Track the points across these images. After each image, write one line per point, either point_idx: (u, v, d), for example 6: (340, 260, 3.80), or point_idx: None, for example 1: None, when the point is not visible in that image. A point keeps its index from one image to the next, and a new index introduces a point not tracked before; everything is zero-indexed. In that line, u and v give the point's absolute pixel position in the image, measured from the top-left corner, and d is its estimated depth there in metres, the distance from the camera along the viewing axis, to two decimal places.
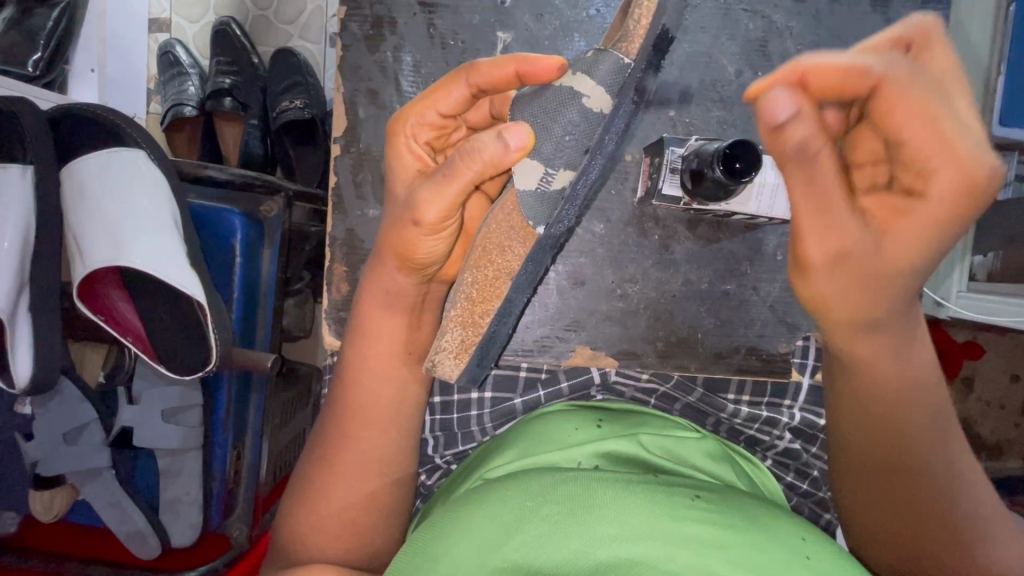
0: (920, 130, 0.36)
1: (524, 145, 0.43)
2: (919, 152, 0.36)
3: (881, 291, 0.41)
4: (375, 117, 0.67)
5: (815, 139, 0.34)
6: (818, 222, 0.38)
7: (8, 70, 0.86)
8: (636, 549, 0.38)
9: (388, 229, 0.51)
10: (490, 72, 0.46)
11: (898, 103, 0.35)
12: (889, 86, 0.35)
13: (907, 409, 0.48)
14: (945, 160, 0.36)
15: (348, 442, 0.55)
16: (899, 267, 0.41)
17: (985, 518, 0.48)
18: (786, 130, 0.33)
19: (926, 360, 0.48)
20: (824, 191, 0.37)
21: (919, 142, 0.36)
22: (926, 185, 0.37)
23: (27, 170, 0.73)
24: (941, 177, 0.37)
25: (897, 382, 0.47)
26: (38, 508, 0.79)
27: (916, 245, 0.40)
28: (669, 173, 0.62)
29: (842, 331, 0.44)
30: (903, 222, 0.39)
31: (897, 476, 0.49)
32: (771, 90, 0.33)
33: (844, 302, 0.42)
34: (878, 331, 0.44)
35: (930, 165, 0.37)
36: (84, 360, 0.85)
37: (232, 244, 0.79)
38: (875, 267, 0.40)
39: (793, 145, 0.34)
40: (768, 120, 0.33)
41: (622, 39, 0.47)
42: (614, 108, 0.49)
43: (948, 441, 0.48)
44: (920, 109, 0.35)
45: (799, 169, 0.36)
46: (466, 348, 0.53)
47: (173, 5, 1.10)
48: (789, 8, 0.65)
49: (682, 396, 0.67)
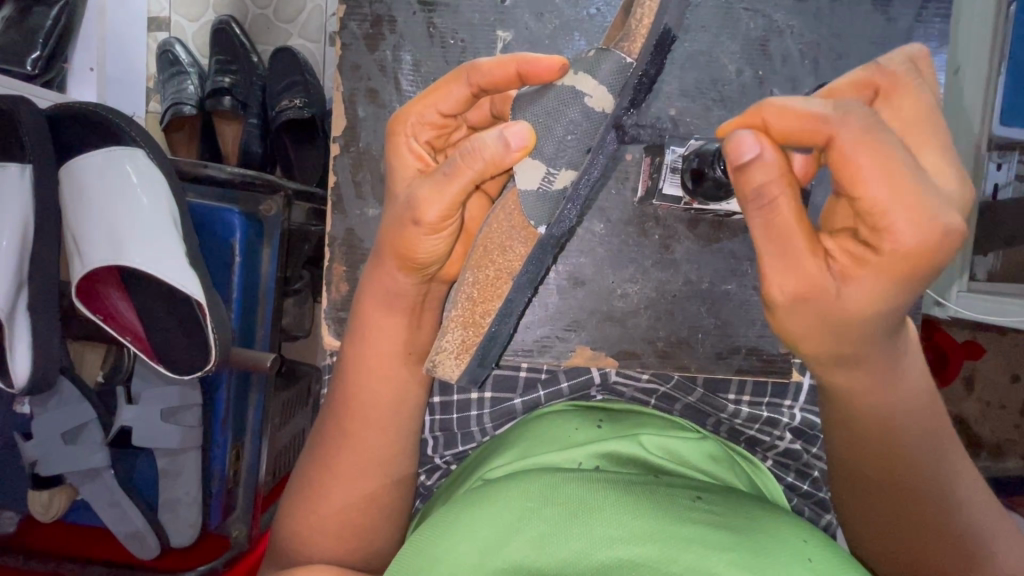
0: (878, 185, 0.33)
1: (525, 145, 0.43)
2: (874, 207, 0.33)
3: (846, 335, 0.39)
4: (374, 116, 0.67)
5: (776, 183, 0.36)
6: (778, 264, 0.37)
7: (8, 69, 0.85)
8: (637, 550, 0.38)
9: (388, 229, 0.50)
10: (491, 71, 0.46)
11: (854, 155, 0.33)
12: (843, 139, 0.33)
13: (898, 433, 0.47)
14: (902, 213, 0.33)
15: (348, 444, 0.55)
16: (862, 317, 0.38)
17: (983, 530, 0.48)
18: (749, 169, 0.36)
19: (912, 390, 0.46)
20: (782, 235, 0.36)
21: (877, 197, 0.33)
22: (880, 242, 0.34)
23: (26, 169, 0.73)
24: (899, 233, 0.33)
25: (884, 414, 0.46)
26: (38, 508, 0.80)
27: (876, 297, 0.36)
28: (669, 173, 0.62)
29: (817, 365, 0.43)
30: (861, 271, 0.36)
31: (892, 491, 0.48)
32: (737, 133, 0.36)
33: (811, 343, 0.40)
34: (853, 368, 0.42)
35: (887, 221, 0.33)
36: (83, 360, 0.85)
37: (232, 243, 0.79)
38: (834, 313, 0.37)
39: (755, 185, 0.36)
40: (732, 160, 0.36)
41: (624, 38, 0.47)
42: (615, 108, 0.49)
43: (948, 457, 0.48)
44: (874, 163, 0.32)
45: (757, 211, 0.37)
46: (467, 349, 0.53)
47: (172, 3, 1.10)
48: (790, 7, 0.65)
49: (682, 396, 0.68)
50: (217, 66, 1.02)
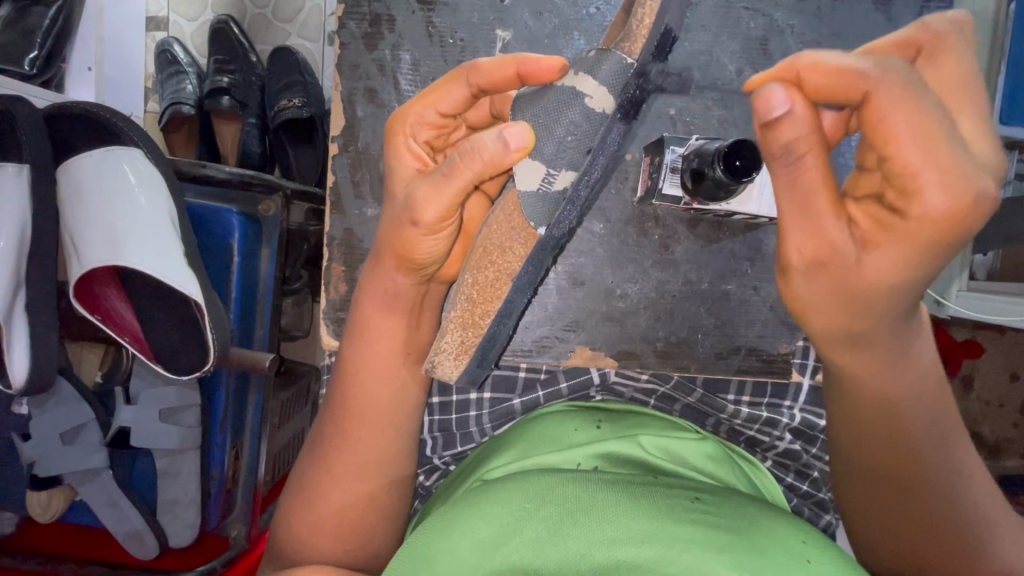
0: (914, 142, 0.32)
1: (524, 146, 0.43)
2: (907, 168, 0.32)
3: (861, 307, 0.39)
4: (373, 115, 0.67)
5: (806, 140, 0.34)
6: (800, 227, 0.37)
7: (7, 69, 0.85)
8: (635, 551, 0.38)
9: (387, 229, 0.50)
10: (490, 72, 0.46)
11: (891, 114, 0.32)
12: (882, 93, 0.32)
13: (906, 419, 0.47)
14: (933, 177, 0.32)
15: (348, 443, 0.55)
16: (879, 287, 0.38)
17: (990, 522, 0.47)
18: (778, 126, 0.34)
19: (922, 372, 0.46)
20: (807, 196, 0.36)
21: (910, 156, 0.32)
22: (908, 206, 0.34)
23: (23, 168, 0.72)
24: (927, 199, 0.33)
25: (898, 393, 0.46)
26: (37, 509, 0.80)
27: (899, 264, 0.36)
28: (669, 172, 0.62)
29: (826, 341, 0.43)
30: (884, 238, 0.36)
31: (898, 482, 0.48)
32: (767, 86, 0.34)
33: (824, 314, 0.40)
34: (866, 344, 0.42)
35: (917, 183, 0.33)
36: (81, 360, 0.84)
37: (230, 243, 0.79)
38: (852, 279, 0.38)
39: (784, 143, 0.34)
40: (761, 116, 0.34)
41: (625, 39, 0.46)
42: (616, 109, 0.48)
43: (954, 448, 0.48)
44: (912, 122, 0.32)
45: (784, 171, 0.35)
46: (466, 350, 0.53)
47: (171, 2, 1.09)
48: (790, 6, 0.65)
49: (682, 397, 0.68)
50: (216, 65, 1.02)
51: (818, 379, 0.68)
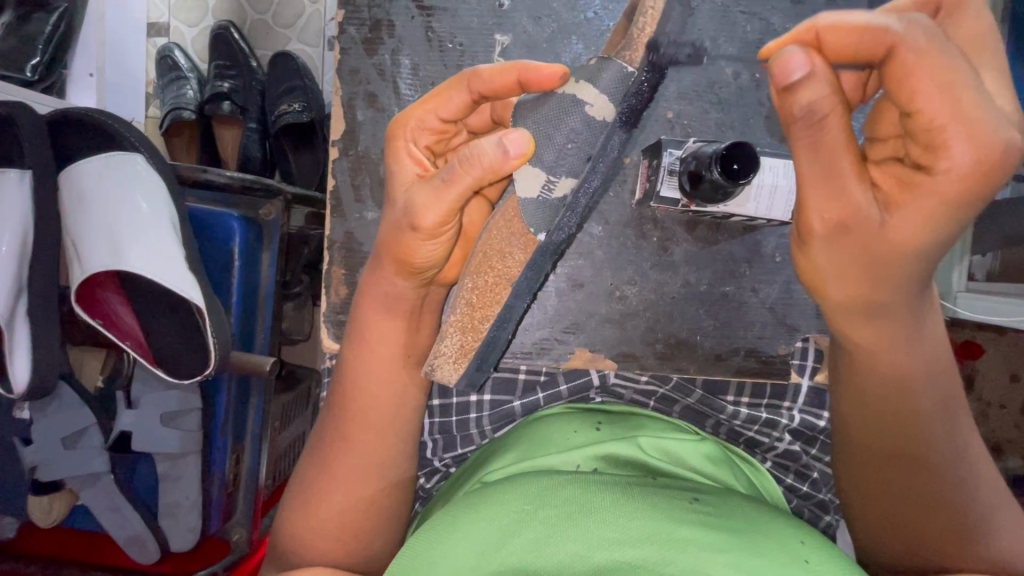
0: (935, 99, 0.33)
1: (523, 152, 0.44)
2: (932, 122, 0.33)
3: (884, 275, 0.40)
4: (373, 120, 0.67)
5: (827, 101, 0.34)
6: (821, 190, 0.38)
7: (8, 75, 0.85)
8: (633, 552, 0.38)
9: (387, 235, 0.50)
10: (491, 78, 0.46)
11: (913, 68, 0.33)
12: (906, 49, 0.33)
13: (914, 400, 0.46)
14: (960, 132, 0.33)
15: (347, 441, 0.55)
16: (905, 251, 0.38)
17: (989, 506, 0.48)
18: (795, 90, 0.34)
19: (934, 348, 0.46)
20: (831, 158, 0.36)
21: (933, 112, 0.33)
22: (934, 161, 0.35)
23: (26, 175, 0.73)
24: (952, 156, 0.34)
25: (911, 376, 0.46)
26: (37, 513, 0.80)
27: (922, 227, 0.37)
28: (667, 175, 0.62)
29: (843, 317, 0.43)
30: (907, 198, 0.37)
31: (904, 467, 0.48)
32: (784, 51, 0.34)
33: (844, 283, 0.41)
34: (882, 317, 0.42)
35: (942, 139, 0.34)
36: (82, 365, 0.85)
37: (231, 247, 0.79)
38: (874, 244, 0.38)
39: (804, 106, 0.34)
40: (779, 81, 0.34)
41: (626, 47, 0.46)
42: (616, 117, 0.48)
43: (961, 431, 0.48)
44: (934, 77, 0.32)
45: (806, 135, 0.36)
46: (465, 354, 0.53)
47: (171, 8, 1.10)
48: (786, 10, 0.66)
49: (681, 398, 0.67)
50: (217, 70, 1.03)
51: (818, 379, 0.68)
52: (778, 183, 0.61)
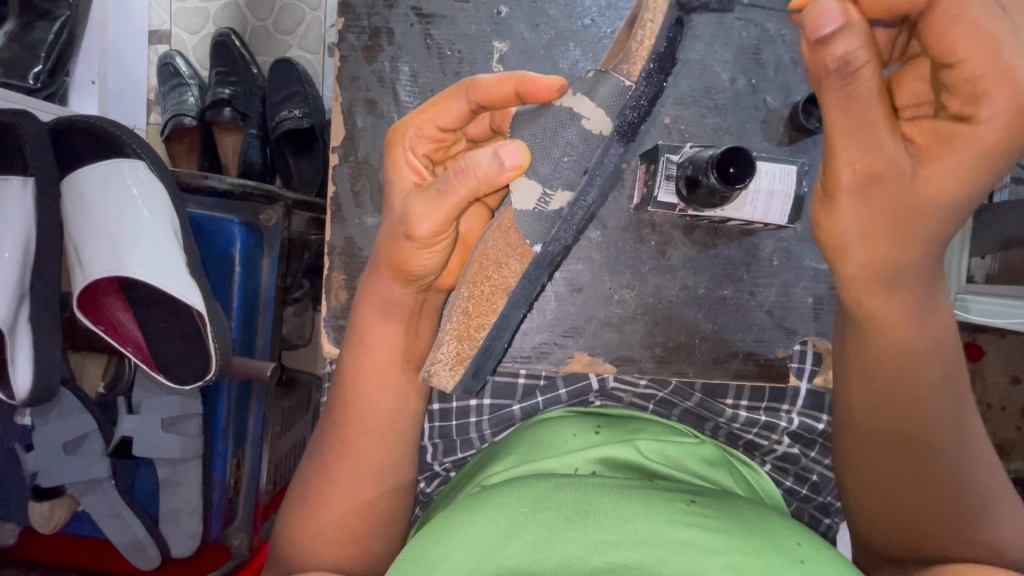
0: (976, 49, 0.35)
1: (518, 163, 0.44)
2: (974, 72, 0.36)
3: (908, 235, 0.42)
4: (373, 125, 0.68)
5: (861, 53, 0.35)
6: (853, 146, 0.39)
7: (9, 83, 0.85)
8: (630, 554, 0.38)
9: (384, 242, 0.51)
10: (490, 89, 0.48)
11: (955, 19, 0.35)
12: (946, 1, 0.35)
13: (920, 375, 0.47)
14: (1000, 82, 0.35)
15: (347, 445, 0.55)
16: (931, 209, 0.41)
17: (988, 496, 0.48)
18: (830, 42, 0.35)
19: (942, 323, 0.47)
20: (862, 110, 0.37)
21: (976, 62, 0.35)
22: (977, 111, 0.37)
23: (28, 182, 0.74)
24: (991, 105, 0.36)
25: (920, 353, 0.47)
26: (38, 519, 0.79)
27: (955, 180, 0.40)
28: (664, 180, 0.62)
29: (858, 285, 0.45)
30: (944, 151, 0.39)
31: (906, 449, 0.48)
32: (820, 1, 0.34)
33: (868, 246, 0.43)
34: (899, 286, 0.44)
35: (982, 89, 0.36)
36: (83, 371, 0.85)
37: (232, 253, 0.80)
38: (904, 199, 0.41)
39: (838, 57, 0.35)
40: (811, 34, 0.35)
41: (624, 60, 0.46)
42: (615, 132, 0.48)
43: (965, 414, 0.48)
44: (973, 28, 0.35)
45: (839, 85, 0.37)
46: (461, 361, 0.53)
47: (172, 17, 1.11)
48: (781, 16, 0.66)
49: (680, 402, 0.68)
50: (218, 77, 1.03)
51: (817, 383, 0.69)
52: (773, 188, 0.62)
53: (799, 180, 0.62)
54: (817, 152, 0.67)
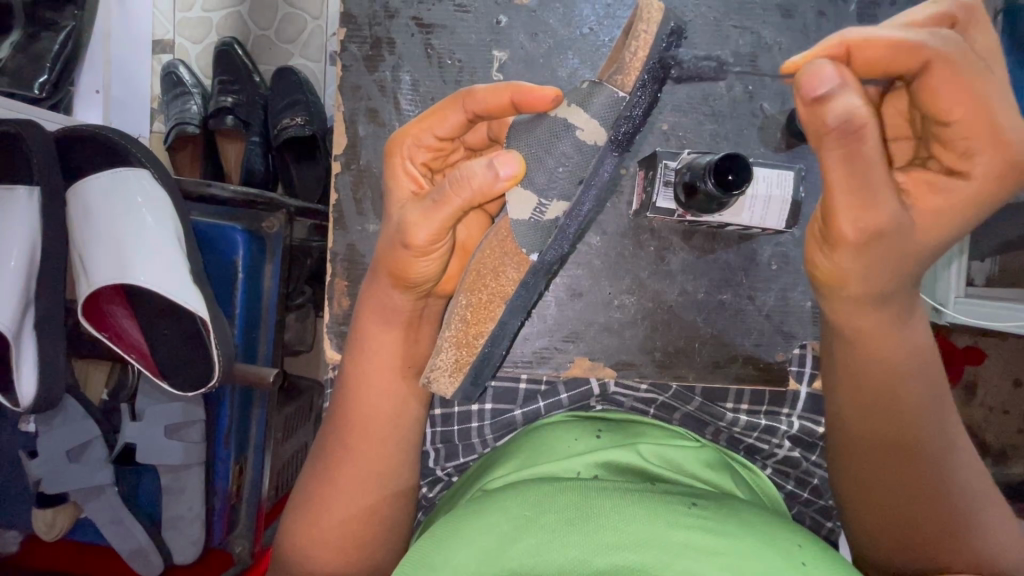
0: (967, 113, 0.38)
1: (514, 173, 0.45)
2: (965, 133, 0.38)
3: (899, 269, 0.43)
4: (375, 134, 0.68)
5: (858, 113, 0.35)
6: (852, 199, 0.39)
7: (15, 93, 0.86)
8: (630, 556, 0.39)
9: (382, 251, 0.52)
10: (485, 99, 0.48)
11: (946, 82, 0.37)
12: (939, 66, 0.37)
13: (904, 388, 0.48)
14: (988, 142, 0.38)
15: (348, 453, 0.56)
16: (922, 249, 0.42)
17: (978, 505, 0.48)
18: (826, 102, 0.35)
19: (921, 338, 0.48)
20: (861, 167, 0.37)
21: (965, 124, 0.38)
22: (969, 167, 0.39)
23: (34, 191, 0.75)
24: (981, 161, 0.39)
25: (901, 364, 0.48)
26: (41, 527, 0.81)
27: (947, 224, 0.41)
28: (663, 185, 0.63)
29: (847, 309, 0.46)
30: (935, 199, 0.41)
31: (896, 460, 0.49)
32: (816, 65, 0.35)
33: (863, 282, 0.43)
34: (885, 308, 0.46)
35: (973, 147, 0.38)
36: (88, 378, 0.86)
37: (234, 260, 0.81)
38: (905, 243, 0.41)
39: (835, 118, 0.35)
40: (807, 94, 0.35)
41: (618, 71, 0.47)
42: (609, 142, 0.49)
43: (949, 425, 0.49)
44: (967, 90, 0.37)
45: (839, 144, 0.37)
46: (461, 368, 0.54)
47: (176, 27, 1.12)
48: (778, 24, 0.67)
49: (681, 406, 0.67)
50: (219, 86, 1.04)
51: (817, 387, 0.69)
52: (770, 193, 0.62)
53: (795, 185, 0.63)
54: (815, 157, 0.68)
